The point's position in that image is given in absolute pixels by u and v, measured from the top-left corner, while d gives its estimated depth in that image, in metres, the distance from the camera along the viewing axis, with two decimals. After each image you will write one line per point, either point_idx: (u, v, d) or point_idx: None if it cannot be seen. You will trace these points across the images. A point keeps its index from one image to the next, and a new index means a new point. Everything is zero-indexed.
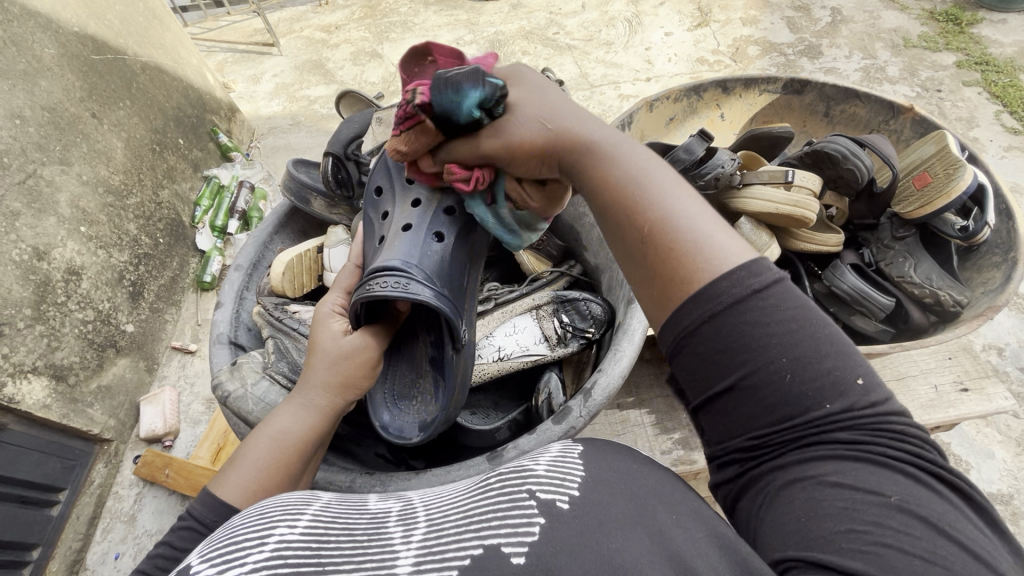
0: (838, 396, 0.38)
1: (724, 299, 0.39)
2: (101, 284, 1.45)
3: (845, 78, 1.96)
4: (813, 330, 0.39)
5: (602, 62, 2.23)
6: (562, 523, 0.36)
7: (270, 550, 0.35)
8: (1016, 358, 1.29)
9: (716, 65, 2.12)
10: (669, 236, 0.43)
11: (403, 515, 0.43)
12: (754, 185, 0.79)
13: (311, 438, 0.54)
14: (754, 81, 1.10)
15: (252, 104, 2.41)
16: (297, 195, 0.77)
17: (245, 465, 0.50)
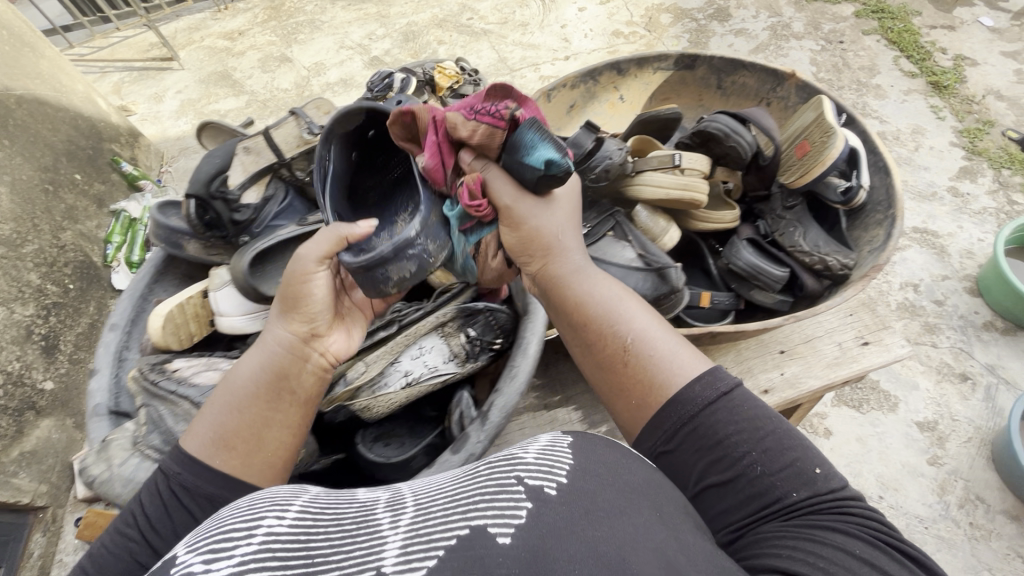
0: (802, 487, 0.48)
1: (695, 402, 0.52)
2: (5, 344, 1.34)
3: (755, 39, 2.01)
4: (782, 434, 0.51)
5: (519, 44, 2.20)
6: (545, 509, 0.41)
7: (258, 541, 0.38)
8: (931, 292, 1.37)
9: (631, 36, 2.12)
10: (640, 353, 0.56)
11: (391, 502, 0.45)
12: (645, 171, 0.79)
13: (267, 381, 0.57)
14: (646, 60, 1.10)
15: (156, 126, 2.25)
16: (168, 241, 0.73)
17: (208, 414, 0.55)
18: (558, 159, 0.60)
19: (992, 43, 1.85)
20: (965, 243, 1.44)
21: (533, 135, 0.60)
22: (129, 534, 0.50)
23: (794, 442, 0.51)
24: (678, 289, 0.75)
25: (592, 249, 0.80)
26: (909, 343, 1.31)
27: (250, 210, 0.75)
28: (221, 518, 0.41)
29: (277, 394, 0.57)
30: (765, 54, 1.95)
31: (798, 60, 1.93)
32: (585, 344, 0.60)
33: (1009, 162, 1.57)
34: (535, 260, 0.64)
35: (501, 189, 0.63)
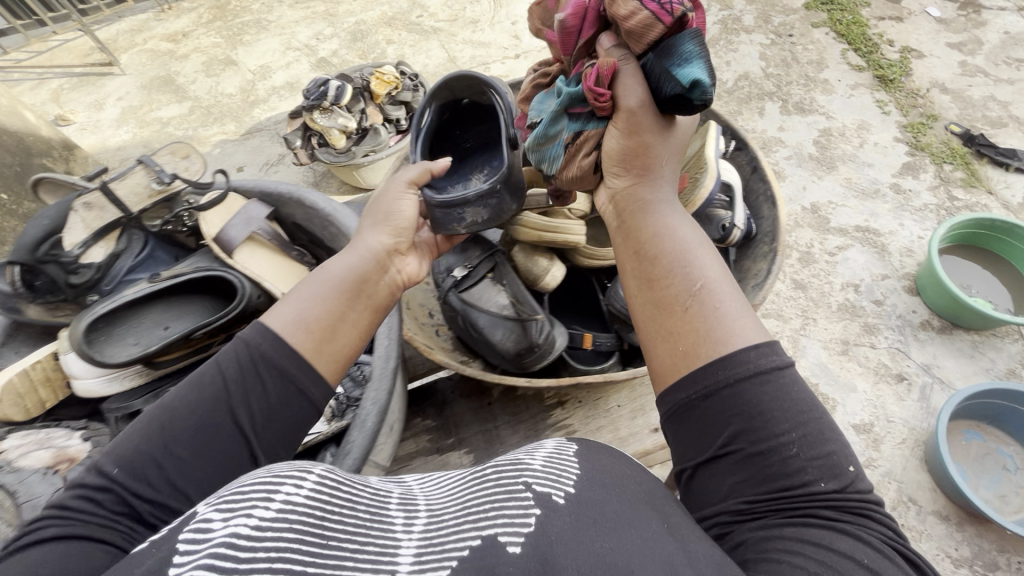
0: (830, 479, 0.49)
1: (751, 361, 0.50)
2: None
3: (705, 33, 1.98)
4: (829, 437, 0.50)
5: (469, 42, 2.15)
6: (554, 513, 0.45)
7: (277, 506, 0.42)
8: (870, 292, 1.38)
9: None
10: (703, 297, 0.55)
11: (403, 501, 0.50)
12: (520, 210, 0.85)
13: (357, 277, 0.63)
14: None
15: (97, 136, 2.17)
16: (8, 305, 0.82)
17: (292, 297, 0.59)
18: (704, 81, 0.60)
19: (938, 34, 1.85)
20: (905, 240, 1.45)
21: (693, 45, 0.61)
22: (202, 388, 0.53)
23: (832, 444, 0.50)
24: (538, 344, 0.78)
25: (468, 291, 0.82)
26: (848, 344, 1.32)
27: (91, 270, 0.82)
28: (241, 480, 0.45)
29: (362, 294, 0.62)
30: (715, 48, 1.93)
31: (748, 54, 1.91)
32: (642, 269, 0.59)
33: (950, 157, 1.57)
34: (623, 176, 0.66)
35: (631, 86, 0.64)
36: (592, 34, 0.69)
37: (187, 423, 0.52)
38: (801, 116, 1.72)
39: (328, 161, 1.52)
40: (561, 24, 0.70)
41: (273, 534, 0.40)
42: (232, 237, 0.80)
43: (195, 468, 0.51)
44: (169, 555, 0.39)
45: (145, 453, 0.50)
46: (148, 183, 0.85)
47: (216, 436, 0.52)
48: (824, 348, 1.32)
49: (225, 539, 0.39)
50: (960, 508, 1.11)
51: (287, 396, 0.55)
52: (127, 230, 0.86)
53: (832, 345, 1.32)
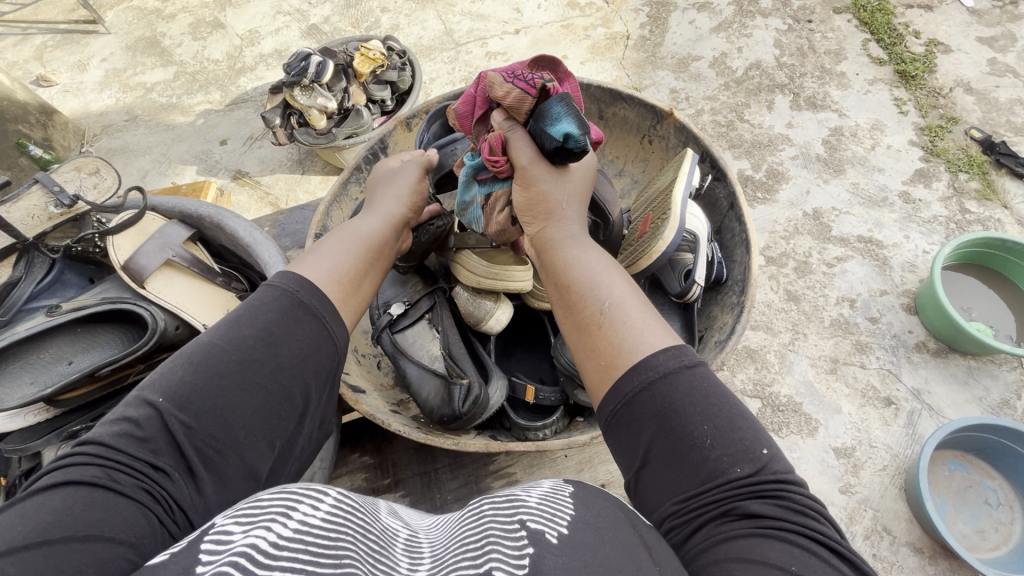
0: (746, 463, 0.47)
1: (655, 367, 0.51)
2: None
3: (718, 15, 1.85)
4: (758, 443, 0.49)
5: (467, 14, 2.03)
6: (547, 552, 0.41)
7: (294, 527, 0.41)
8: (866, 309, 1.32)
9: (587, 8, 1.96)
10: (613, 316, 0.56)
11: (408, 546, 0.48)
12: (466, 250, 0.89)
13: (370, 243, 0.72)
14: None
15: (78, 99, 2.09)
16: None
17: (318, 254, 0.65)
18: (576, 131, 0.69)
19: (969, 27, 1.72)
20: (909, 254, 1.38)
21: (560, 107, 0.71)
22: (239, 329, 0.54)
23: (752, 441, 0.49)
24: (456, 407, 0.78)
25: (404, 338, 0.88)
26: (838, 362, 1.27)
27: None
28: (258, 498, 0.44)
29: (376, 254, 0.72)
30: (727, 33, 1.81)
31: (763, 40, 1.78)
32: (562, 299, 0.62)
33: (966, 166, 1.48)
34: (537, 223, 0.72)
35: (522, 147, 0.73)
36: (483, 112, 0.79)
37: (230, 361, 0.52)
38: (813, 112, 1.61)
39: (307, 143, 1.46)
40: (456, 112, 0.82)
41: (289, 553, 0.39)
42: (144, 265, 0.83)
43: (232, 411, 0.51)
44: (190, 563, 0.38)
45: (188, 391, 0.50)
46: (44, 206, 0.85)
47: (254, 374, 0.53)
48: (812, 365, 1.26)
49: (244, 551, 0.38)
50: (935, 541, 1.08)
51: (321, 338, 0.58)
52: (24, 255, 0.88)
53: (821, 363, 1.27)
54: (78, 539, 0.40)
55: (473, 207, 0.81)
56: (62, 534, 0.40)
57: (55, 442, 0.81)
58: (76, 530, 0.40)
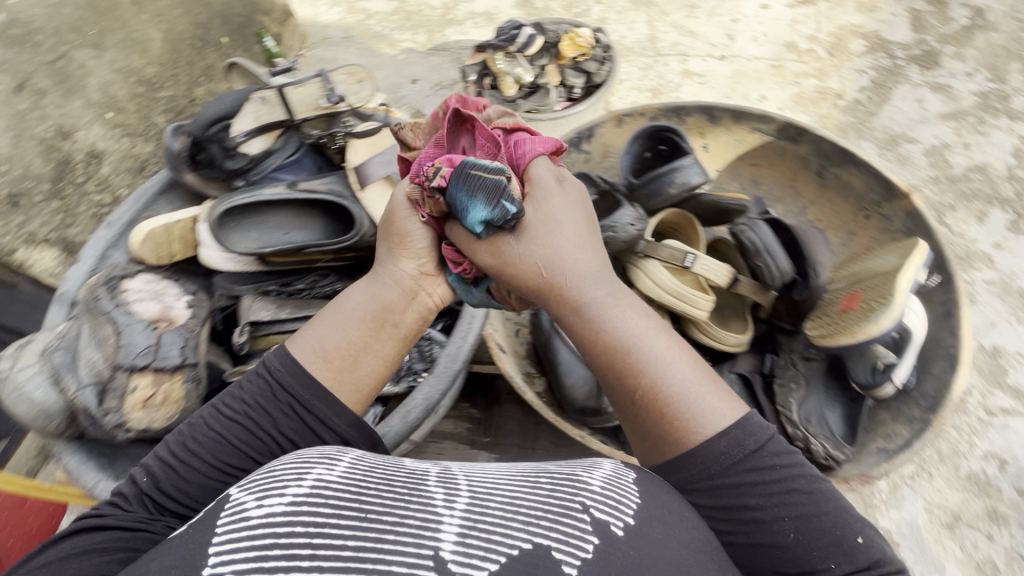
0: (837, 554, 0.59)
1: (726, 458, 0.61)
2: (122, 171, 1.49)
3: (955, 101, 1.66)
4: (824, 504, 0.62)
5: (678, 27, 1.98)
6: (614, 544, 0.53)
7: (308, 485, 0.54)
8: (1019, 477, 1.14)
9: (806, 54, 1.83)
10: (671, 409, 0.63)
11: (440, 480, 0.59)
12: (652, 259, 0.93)
13: (375, 311, 0.71)
14: (746, 117, 1.09)
15: (311, 9, 2.32)
16: (170, 164, 0.94)
17: (318, 326, 0.71)
18: (490, 212, 0.67)
19: None
20: None
21: (463, 193, 0.67)
22: (221, 416, 0.67)
23: (819, 510, 0.61)
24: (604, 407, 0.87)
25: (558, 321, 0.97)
26: (960, 521, 1.11)
27: (245, 159, 0.96)
28: (272, 468, 0.58)
29: (381, 319, 0.71)
30: (958, 124, 1.61)
31: (1000, 144, 1.57)
32: (613, 392, 0.68)
33: None
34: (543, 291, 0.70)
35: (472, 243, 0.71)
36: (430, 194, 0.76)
37: (208, 435, 0.66)
38: None
39: (493, 105, 1.51)
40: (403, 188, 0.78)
41: (308, 508, 0.52)
42: (371, 173, 0.96)
43: (230, 458, 0.65)
44: (208, 536, 0.52)
45: (167, 467, 0.65)
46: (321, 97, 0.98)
47: (226, 449, 0.65)
48: (927, 510, 1.12)
49: (265, 519, 0.51)
50: None
51: (297, 410, 0.67)
52: (287, 132, 1.02)
53: (938, 513, 1.11)
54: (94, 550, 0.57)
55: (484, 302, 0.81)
56: (63, 554, 0.56)
57: (252, 293, 0.98)
58: (73, 551, 0.57)
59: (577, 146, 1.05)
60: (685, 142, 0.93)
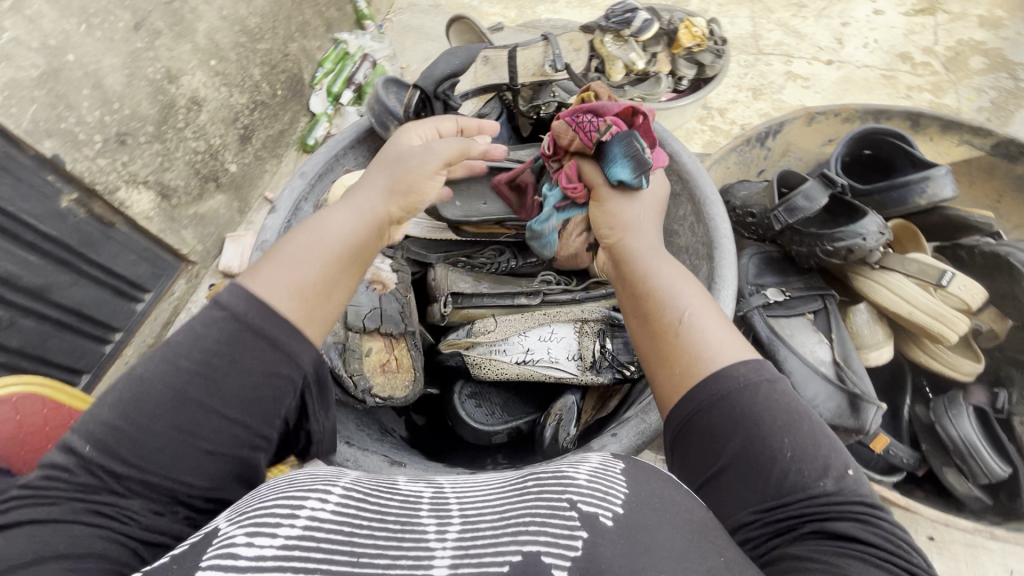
0: (829, 480, 0.44)
1: (734, 380, 0.48)
2: (217, 120, 1.51)
3: None
4: (807, 422, 0.47)
5: (782, 26, 1.87)
6: (603, 539, 0.37)
7: (301, 526, 0.38)
8: None
9: (920, 68, 1.73)
10: (686, 335, 0.52)
11: (434, 502, 0.44)
12: (896, 272, 0.86)
13: (348, 243, 0.56)
14: (959, 127, 1.02)
15: None
16: (380, 119, 0.85)
17: (286, 252, 0.53)
18: (635, 174, 0.67)
19: None
20: None
21: (618, 151, 0.69)
22: (150, 374, 0.46)
23: (799, 417, 0.47)
24: (865, 428, 0.78)
25: (782, 321, 0.89)
26: None
27: None
28: (264, 497, 0.42)
29: (353, 255, 0.57)
30: None
31: None
32: (637, 314, 0.58)
33: None
34: (613, 233, 0.66)
35: (593, 175, 0.72)
36: None
37: (159, 392, 0.46)
38: None
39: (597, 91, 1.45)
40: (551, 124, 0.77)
41: (302, 558, 0.36)
42: None
43: (198, 417, 0.47)
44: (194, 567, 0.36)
45: (105, 434, 0.44)
46: (542, 62, 0.86)
47: (173, 411, 0.46)
48: None
49: (253, 566, 0.35)
50: None
51: (266, 359, 0.49)
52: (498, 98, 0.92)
53: None
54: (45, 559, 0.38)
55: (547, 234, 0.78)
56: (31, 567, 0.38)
57: (440, 263, 0.89)
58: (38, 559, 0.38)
59: (763, 143, 1.00)
60: (914, 149, 0.87)
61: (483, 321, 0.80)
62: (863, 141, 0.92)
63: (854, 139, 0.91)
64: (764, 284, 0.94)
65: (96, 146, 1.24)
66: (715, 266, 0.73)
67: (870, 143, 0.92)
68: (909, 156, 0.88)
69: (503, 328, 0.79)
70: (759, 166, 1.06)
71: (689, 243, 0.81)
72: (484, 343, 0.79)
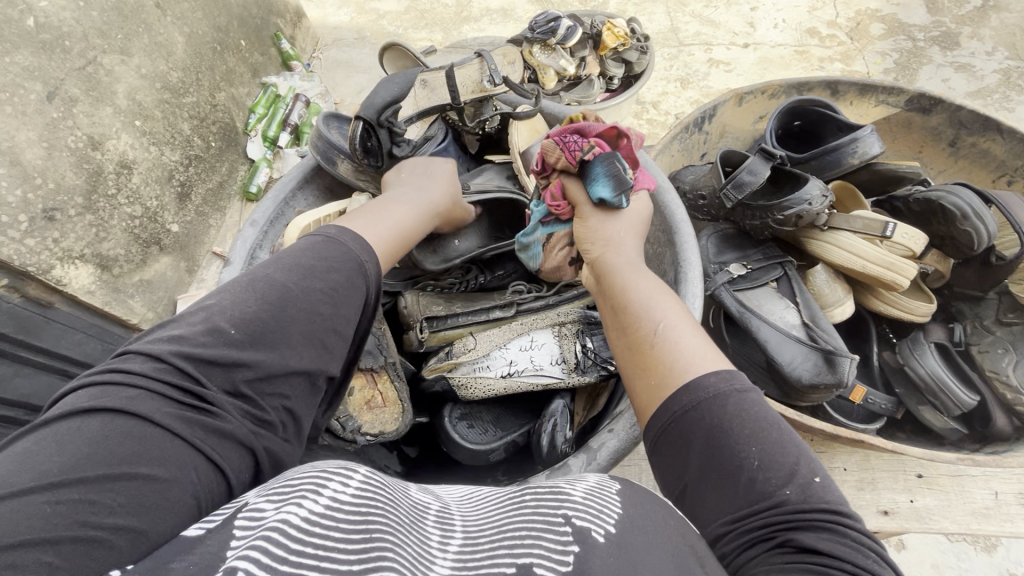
0: (797, 487, 0.44)
1: (705, 390, 0.49)
2: (150, 181, 1.45)
3: (979, 80, 1.71)
4: (776, 434, 0.47)
5: (697, 17, 1.97)
6: (595, 552, 0.35)
7: (324, 503, 0.36)
8: None
9: (828, 40, 1.85)
10: (661, 343, 0.55)
11: (441, 518, 0.42)
12: (843, 231, 0.91)
13: (411, 218, 0.72)
14: (873, 89, 1.09)
15: (319, 11, 2.25)
16: (325, 155, 0.85)
17: (369, 214, 0.68)
18: (614, 195, 0.70)
19: None
20: None
21: (602, 171, 0.71)
22: (248, 296, 0.53)
23: (768, 430, 0.47)
24: (844, 382, 0.81)
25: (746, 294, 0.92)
26: None
27: (407, 146, 0.85)
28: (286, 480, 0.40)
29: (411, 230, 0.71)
30: (986, 102, 1.67)
31: None
32: (615, 319, 0.62)
33: None
34: (595, 248, 0.70)
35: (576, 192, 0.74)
36: None
37: (259, 308, 0.52)
38: None
39: None
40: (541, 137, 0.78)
41: (321, 534, 0.34)
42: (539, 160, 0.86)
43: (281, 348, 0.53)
44: (224, 540, 0.34)
45: (196, 344, 0.48)
46: (478, 79, 0.87)
47: (273, 325, 0.53)
48: None
49: (274, 527, 0.34)
50: None
51: (345, 288, 0.59)
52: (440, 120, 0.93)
53: None
54: (120, 475, 0.39)
55: (533, 246, 0.81)
56: (101, 471, 0.39)
57: (410, 291, 0.88)
58: (113, 470, 0.39)
59: (701, 128, 1.04)
60: (838, 114, 0.93)
61: (463, 341, 0.80)
62: (792, 113, 0.97)
63: (785, 112, 0.96)
64: (727, 261, 0.97)
65: (23, 226, 1.17)
66: (678, 254, 0.75)
67: (799, 114, 0.97)
68: (835, 121, 0.94)
69: (484, 344, 0.79)
70: (701, 150, 1.10)
71: (653, 232, 0.83)
72: (466, 362, 0.78)
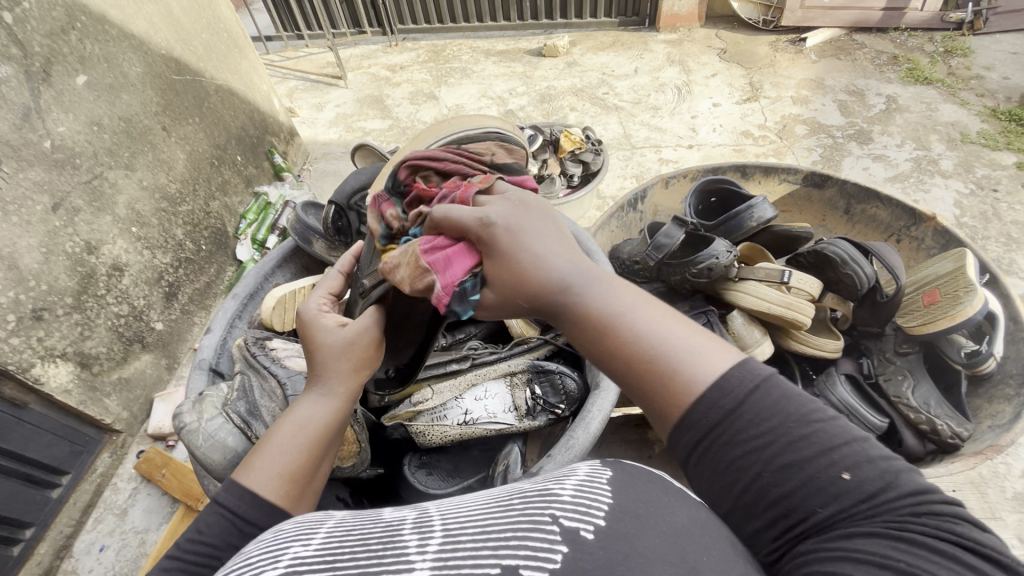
0: (830, 496, 0.40)
1: (710, 413, 0.44)
2: (139, 282, 1.52)
3: (895, 167, 1.94)
4: (802, 416, 0.43)
5: (646, 125, 2.24)
6: (584, 553, 0.36)
7: (284, 566, 0.37)
8: None
9: (761, 139, 2.10)
10: (653, 369, 0.46)
11: (418, 524, 0.42)
12: (751, 279, 1.00)
13: (321, 429, 0.59)
14: (775, 171, 1.27)
15: (310, 130, 2.50)
16: (302, 235, 0.94)
17: (268, 454, 0.56)
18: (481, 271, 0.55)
19: None
20: None
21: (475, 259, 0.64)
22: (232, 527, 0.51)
23: (813, 423, 0.42)
24: None
25: None
26: None
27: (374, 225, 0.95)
28: (247, 554, 0.40)
29: (323, 435, 0.59)
30: (905, 184, 1.88)
31: (941, 199, 1.84)
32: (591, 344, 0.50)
33: None
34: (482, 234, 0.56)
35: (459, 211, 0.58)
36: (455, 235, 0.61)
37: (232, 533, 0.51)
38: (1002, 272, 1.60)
39: None
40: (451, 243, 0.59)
41: None
42: None
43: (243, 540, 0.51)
44: None
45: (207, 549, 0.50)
46: None
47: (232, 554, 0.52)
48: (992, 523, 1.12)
49: None
50: None
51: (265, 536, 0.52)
52: None
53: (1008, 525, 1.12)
54: None
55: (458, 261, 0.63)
56: None
57: None
58: None
59: (634, 207, 1.19)
60: (741, 188, 1.07)
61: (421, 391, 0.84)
62: (705, 191, 1.11)
63: (699, 190, 1.10)
64: None
65: (10, 325, 1.22)
66: None
67: (711, 190, 1.11)
68: (737, 192, 1.08)
69: (440, 391, 0.84)
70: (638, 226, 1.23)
71: None
72: (426, 411, 0.83)
